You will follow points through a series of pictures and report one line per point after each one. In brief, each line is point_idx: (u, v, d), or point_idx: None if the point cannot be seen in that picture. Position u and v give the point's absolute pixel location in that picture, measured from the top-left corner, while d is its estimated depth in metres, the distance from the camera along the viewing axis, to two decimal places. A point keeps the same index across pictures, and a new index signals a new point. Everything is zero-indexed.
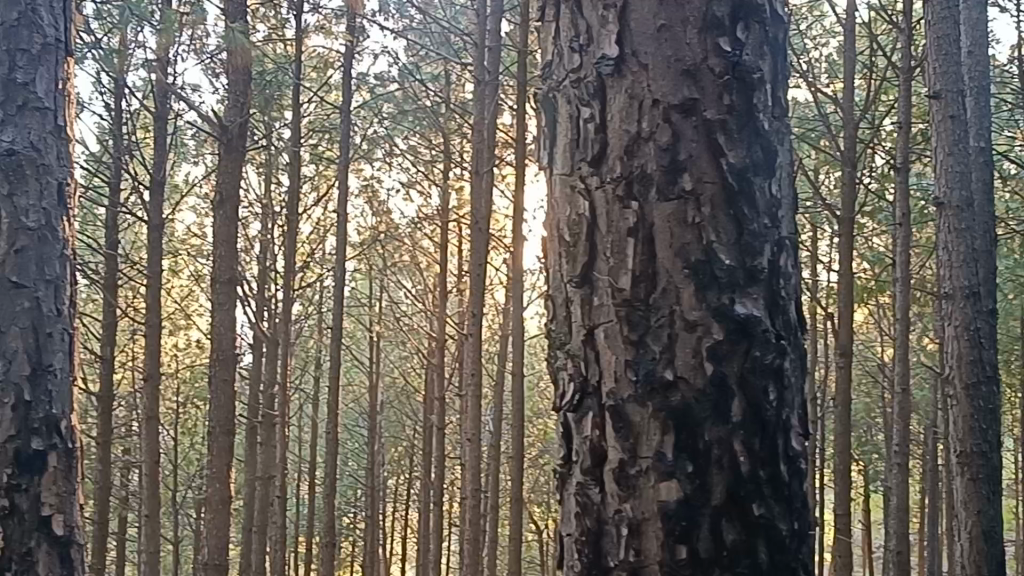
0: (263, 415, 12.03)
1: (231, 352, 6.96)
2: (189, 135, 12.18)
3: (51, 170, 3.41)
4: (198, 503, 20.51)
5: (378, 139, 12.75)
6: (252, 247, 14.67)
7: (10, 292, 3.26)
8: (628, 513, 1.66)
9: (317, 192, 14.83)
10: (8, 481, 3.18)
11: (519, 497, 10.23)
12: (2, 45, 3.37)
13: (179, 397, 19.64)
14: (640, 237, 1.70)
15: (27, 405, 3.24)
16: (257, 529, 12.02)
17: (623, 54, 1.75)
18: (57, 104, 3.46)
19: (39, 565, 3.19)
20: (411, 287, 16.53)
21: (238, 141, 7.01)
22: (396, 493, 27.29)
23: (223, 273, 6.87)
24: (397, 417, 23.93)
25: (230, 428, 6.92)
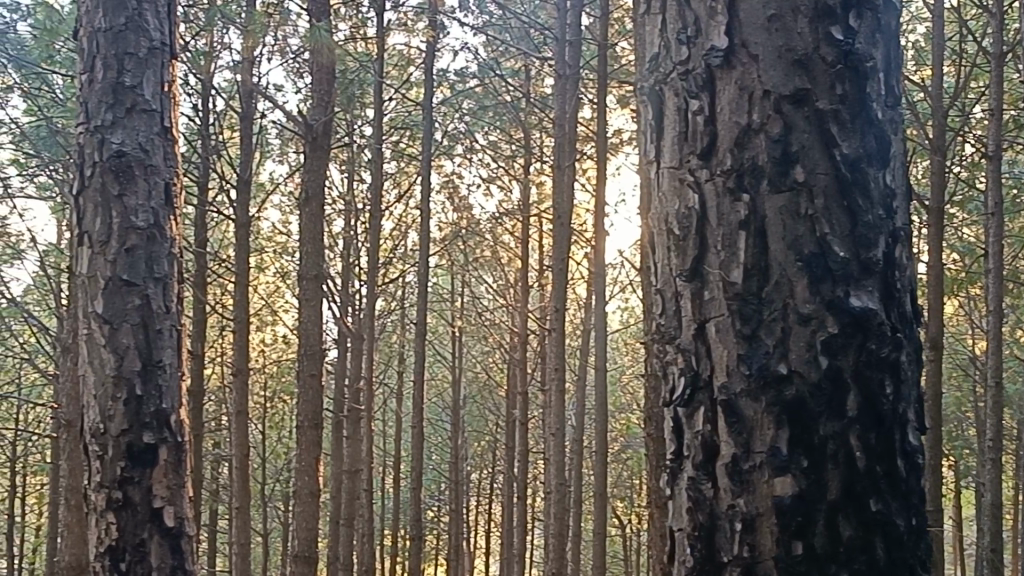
0: (349, 409, 12.16)
1: (319, 347, 7.07)
2: (274, 135, 12.40)
3: (158, 170, 3.47)
4: (286, 496, 20.87)
5: (459, 135, 12.82)
6: (337, 243, 14.88)
7: (122, 291, 3.35)
8: (742, 508, 1.65)
9: (399, 188, 14.96)
10: (121, 474, 3.28)
11: (604, 493, 10.16)
12: (110, 49, 3.44)
13: (267, 392, 19.98)
14: (752, 229, 1.70)
15: (138, 399, 3.32)
16: (344, 522, 12.15)
17: (732, 45, 1.75)
18: (163, 105, 3.52)
19: (152, 556, 3.27)
20: (492, 282, 16.58)
21: (325, 138, 7.13)
22: (480, 487, 27.43)
23: (309, 271, 6.98)
24: (480, 411, 24.05)
25: (319, 423, 7.03)
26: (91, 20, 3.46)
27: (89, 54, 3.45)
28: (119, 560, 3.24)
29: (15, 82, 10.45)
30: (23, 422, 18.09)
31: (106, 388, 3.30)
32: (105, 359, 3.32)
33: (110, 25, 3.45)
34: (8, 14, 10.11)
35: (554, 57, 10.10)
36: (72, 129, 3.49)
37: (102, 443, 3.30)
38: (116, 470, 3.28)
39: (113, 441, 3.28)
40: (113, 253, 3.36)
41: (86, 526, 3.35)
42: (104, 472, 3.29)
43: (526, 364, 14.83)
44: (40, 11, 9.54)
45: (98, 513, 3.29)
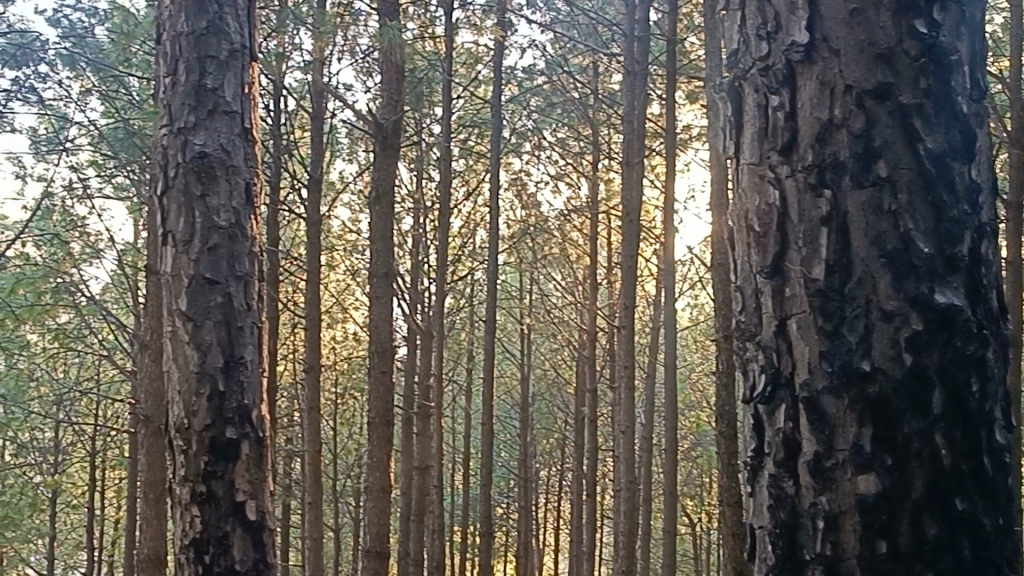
0: (419, 406, 12.23)
1: (389, 344, 7.14)
2: (344, 133, 12.53)
3: (239, 170, 3.52)
4: (357, 492, 21.06)
5: (527, 132, 12.84)
6: (406, 241, 14.99)
7: (205, 288, 3.41)
8: (824, 506, 1.65)
9: (468, 186, 15.03)
10: (205, 468, 3.34)
11: (673, 491, 10.10)
12: (192, 52, 3.50)
13: (338, 388, 20.20)
14: (834, 225, 1.69)
15: (221, 395, 3.38)
16: (415, 518, 12.22)
17: (814, 40, 1.74)
18: (243, 107, 3.58)
19: (235, 548, 3.31)
20: (561, 279, 16.57)
21: (395, 137, 7.20)
22: (549, 484, 27.43)
23: (380, 268, 7.06)
24: (549, 408, 24.04)
25: (390, 420, 7.08)
26: (174, 25, 3.53)
27: (172, 57, 3.52)
28: (203, 552, 3.29)
29: (92, 85, 10.69)
30: (102, 417, 18.51)
31: (190, 384, 3.37)
32: (190, 357, 3.39)
33: (192, 28, 3.52)
34: (86, 19, 10.34)
35: (623, 52, 10.05)
36: (157, 130, 3.56)
37: (186, 438, 3.37)
38: (200, 464, 3.34)
39: (196, 436, 3.34)
40: (196, 252, 3.43)
41: (172, 518, 3.41)
42: (188, 466, 3.35)
43: (595, 361, 14.79)
44: (117, 14, 9.75)
45: (183, 506, 3.35)
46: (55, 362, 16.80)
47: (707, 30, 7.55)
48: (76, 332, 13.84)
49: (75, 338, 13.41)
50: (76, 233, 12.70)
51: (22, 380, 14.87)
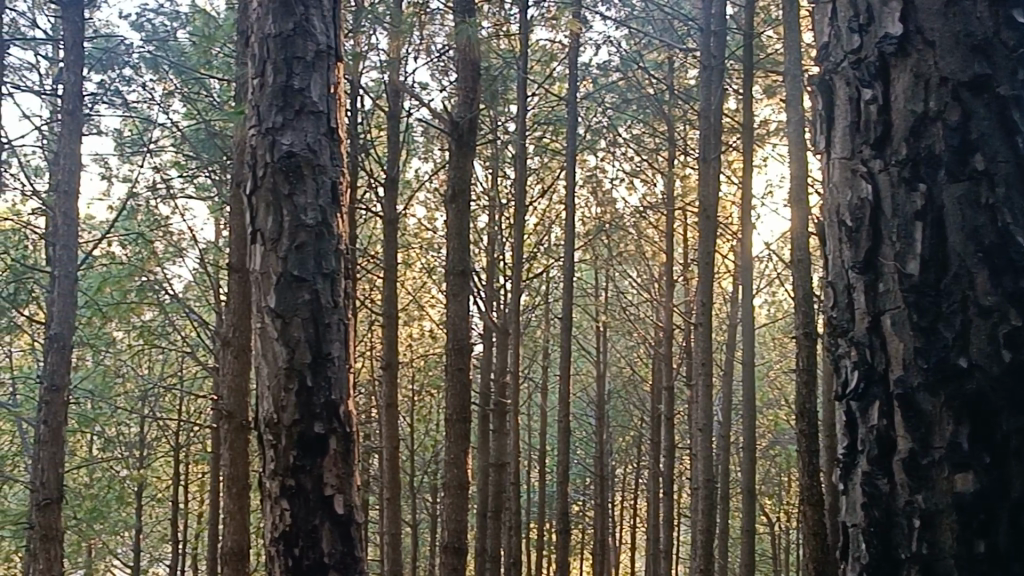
0: (495, 402, 12.27)
1: (466, 341, 7.18)
2: (420, 132, 12.63)
3: (325, 169, 3.53)
4: (434, 488, 21.20)
5: (602, 129, 12.81)
6: (482, 239, 15.06)
7: (293, 286, 3.41)
8: (920, 504, 1.62)
9: (543, 183, 15.05)
10: (293, 463, 3.32)
11: (751, 490, 9.99)
12: (280, 53, 3.53)
13: (415, 385, 20.38)
14: (929, 220, 1.66)
15: (309, 391, 3.36)
16: (491, 515, 12.26)
17: (908, 31, 1.72)
18: (330, 107, 3.59)
19: (323, 542, 3.29)
20: (637, 276, 16.50)
21: (470, 135, 7.23)
22: (625, 481, 27.31)
23: (456, 265, 7.10)
24: (625, 405, 23.95)
25: (467, 417, 7.10)
26: (262, 27, 3.58)
27: (260, 58, 3.56)
28: (292, 545, 3.28)
29: (174, 88, 10.91)
30: (186, 413, 18.93)
31: (279, 379, 3.37)
32: (279, 352, 3.39)
33: (278, 30, 3.55)
34: (167, 22, 10.57)
35: (699, 47, 9.96)
36: (245, 131, 3.59)
37: (276, 432, 3.35)
38: (289, 459, 3.33)
39: (284, 430, 3.33)
40: (284, 250, 3.43)
41: (264, 513, 3.41)
42: (278, 461, 3.34)
43: (671, 359, 14.70)
44: (199, 17, 9.94)
45: (273, 500, 3.35)
46: (140, 359, 17.20)
47: (785, 24, 7.46)
48: (160, 330, 14.15)
49: (160, 335, 13.71)
50: (160, 232, 12.99)
51: (109, 376, 15.27)
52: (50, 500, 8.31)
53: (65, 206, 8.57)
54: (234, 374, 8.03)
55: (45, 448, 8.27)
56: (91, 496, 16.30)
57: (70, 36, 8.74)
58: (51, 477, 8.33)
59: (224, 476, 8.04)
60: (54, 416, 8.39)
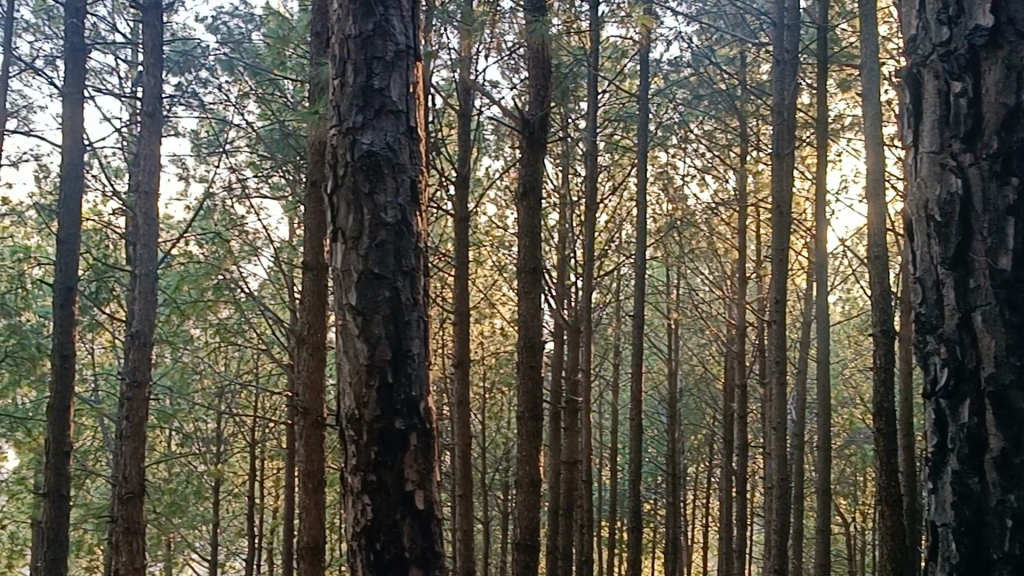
0: (566, 399, 12.26)
1: (538, 339, 7.19)
2: (490, 130, 12.67)
3: (405, 168, 3.55)
4: (505, 486, 21.23)
5: (673, 126, 12.73)
6: (553, 236, 15.06)
7: (373, 283, 3.43)
8: (1013, 504, 1.71)
9: (614, 180, 15.01)
10: (374, 458, 3.35)
11: (826, 490, 9.84)
12: (360, 54, 3.57)
13: (486, 382, 20.45)
14: (1021, 215, 1.78)
15: (390, 386, 3.38)
16: (563, 512, 12.24)
17: (999, 23, 1.84)
18: (409, 106, 3.62)
19: (404, 536, 3.31)
20: (709, 273, 16.37)
21: (542, 133, 7.25)
22: (696, 480, 27.10)
23: (527, 263, 7.13)
24: (697, 403, 23.79)
25: (538, 414, 7.10)
26: (342, 28, 3.63)
27: (341, 60, 3.61)
28: (373, 540, 3.30)
29: (249, 88, 11.10)
30: (261, 409, 19.20)
31: (360, 376, 3.40)
32: (360, 350, 3.42)
33: (359, 31, 3.59)
34: (242, 25, 10.76)
35: (772, 42, 9.85)
36: (325, 131, 3.65)
37: (357, 429, 3.39)
38: (370, 454, 3.36)
39: (366, 425, 3.36)
40: (365, 248, 3.46)
41: (345, 508, 3.44)
42: (359, 456, 3.37)
43: (744, 356, 14.56)
44: (273, 19, 10.10)
45: (355, 495, 3.37)
46: (217, 356, 17.50)
47: (860, 17, 7.34)
48: (236, 327, 14.37)
49: (235, 333, 13.93)
50: (236, 231, 13.20)
51: (187, 373, 15.57)
52: (132, 494, 8.48)
53: (145, 206, 8.77)
54: (309, 371, 8.11)
55: (127, 442, 8.45)
56: (170, 491, 16.63)
57: (149, 39, 8.93)
58: (133, 471, 8.51)
59: (299, 471, 8.13)
60: (136, 412, 8.56)
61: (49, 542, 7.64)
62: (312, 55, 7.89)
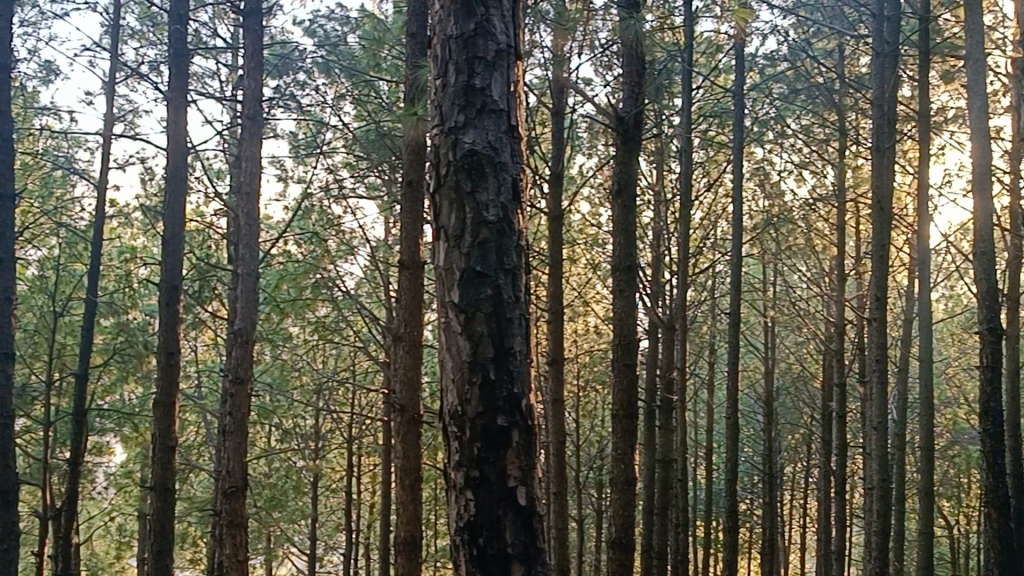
0: (662, 398, 12.17)
1: (633, 337, 7.16)
2: (584, 128, 12.66)
3: (506, 167, 3.57)
4: (600, 485, 21.16)
5: (769, 121, 12.56)
6: (647, 234, 14.96)
7: (475, 281, 3.46)
8: None
9: (709, 177, 14.86)
10: (477, 454, 3.37)
11: (930, 492, 9.60)
12: (463, 54, 3.60)
13: (581, 381, 20.41)
14: None
15: (492, 383, 3.41)
16: (658, 510, 12.16)
17: None
18: (511, 105, 3.63)
19: (507, 531, 3.32)
20: (807, 270, 16.09)
21: (636, 130, 7.24)
22: (794, 480, 26.65)
23: (623, 261, 7.11)
24: (795, 402, 23.41)
25: (634, 413, 7.07)
26: (445, 29, 3.67)
27: (443, 60, 3.65)
28: (477, 536, 3.33)
29: (345, 90, 11.27)
30: (358, 406, 19.43)
31: (463, 373, 3.43)
32: (463, 347, 3.46)
33: (460, 32, 3.63)
34: (339, 28, 10.92)
35: (872, 33, 9.65)
36: (428, 130, 3.69)
37: (461, 424, 3.43)
38: (473, 451, 3.38)
39: (470, 422, 3.39)
40: (467, 247, 3.49)
41: (449, 503, 3.48)
42: (462, 452, 3.41)
43: (844, 354, 14.29)
44: (368, 21, 10.23)
45: (458, 490, 3.40)
46: (315, 353, 17.76)
47: (965, 7, 7.14)
48: (334, 325, 14.60)
49: (333, 331, 14.15)
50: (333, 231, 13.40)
51: (286, 370, 15.87)
52: (236, 488, 8.68)
53: (247, 206, 8.96)
54: (406, 368, 8.19)
55: (231, 438, 8.64)
56: (271, 486, 16.98)
57: (249, 42, 9.13)
58: (237, 467, 8.69)
59: (397, 468, 8.21)
60: (238, 408, 8.75)
61: (156, 534, 7.86)
62: (408, 57, 7.98)
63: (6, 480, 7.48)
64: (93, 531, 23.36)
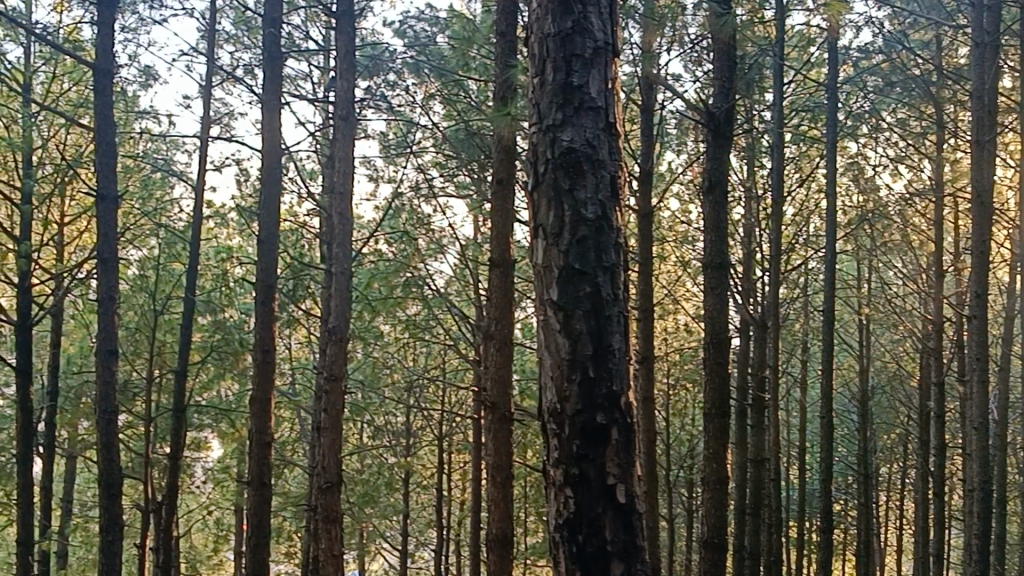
0: (753, 396, 12.01)
1: (725, 336, 7.07)
2: (674, 124, 12.58)
3: (604, 164, 3.55)
4: (691, 485, 20.99)
5: (864, 116, 12.33)
6: (738, 231, 14.78)
7: (575, 279, 3.46)
8: None
9: (802, 173, 14.62)
10: (576, 452, 3.38)
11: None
12: (560, 53, 3.61)
13: (671, 379, 20.26)
14: None
15: (590, 381, 3.40)
16: (750, 512, 12.01)
17: None
18: (608, 102, 3.62)
19: (606, 529, 3.31)
20: (903, 267, 15.73)
21: (726, 126, 7.16)
22: (891, 481, 26.09)
23: (714, 259, 7.04)
24: (890, 401, 22.91)
25: (725, 412, 6.98)
26: (542, 28, 3.69)
27: (541, 59, 3.67)
28: (575, 534, 3.33)
29: (435, 90, 11.35)
30: (448, 404, 19.56)
31: (561, 370, 3.44)
32: (561, 344, 3.47)
33: (558, 30, 3.64)
34: (428, 28, 11.00)
35: (971, 23, 9.40)
36: (525, 129, 3.71)
37: (559, 422, 3.44)
38: (572, 447, 3.38)
39: (568, 419, 3.40)
40: (565, 244, 3.50)
41: (548, 501, 3.49)
42: (561, 449, 3.42)
43: (942, 353, 13.95)
44: (457, 21, 10.29)
45: (557, 487, 3.42)
46: (406, 351, 17.93)
47: None
48: (424, 323, 14.71)
49: (423, 329, 14.25)
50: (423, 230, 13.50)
51: (377, 368, 16.06)
52: (331, 484, 8.80)
53: (340, 206, 9.08)
54: (497, 366, 8.21)
55: (326, 434, 8.76)
56: (363, 481, 17.19)
57: (342, 45, 9.25)
58: (331, 462, 8.80)
59: (488, 466, 8.24)
60: (333, 404, 8.87)
61: (253, 528, 8.00)
62: (498, 57, 8.01)
63: (111, 474, 7.69)
64: (193, 524, 23.94)
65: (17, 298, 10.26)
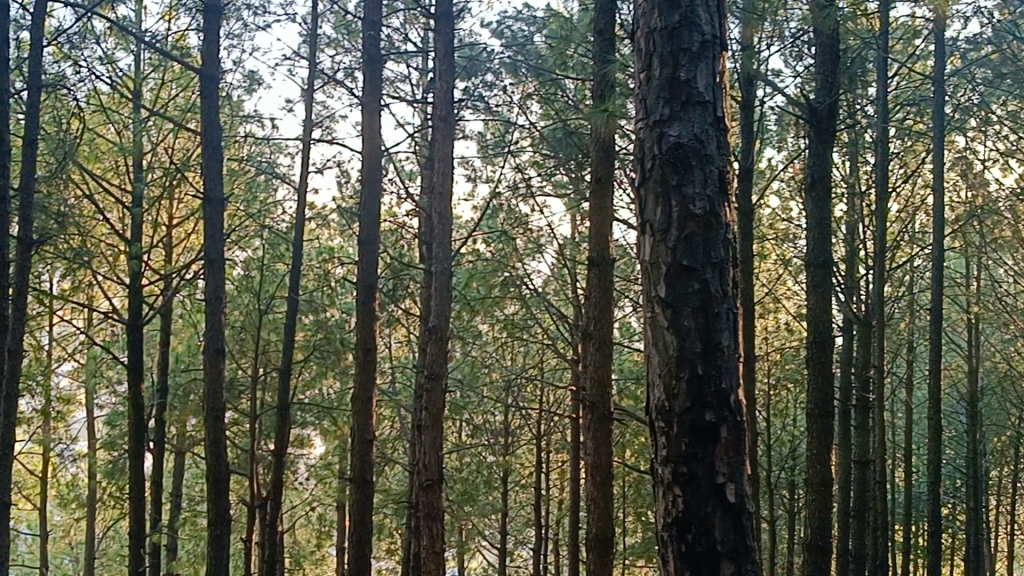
0: (857, 397, 11.75)
1: (828, 336, 6.92)
2: (774, 120, 12.37)
3: (713, 160, 3.51)
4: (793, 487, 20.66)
5: (972, 110, 11.96)
6: (842, 228, 14.46)
7: (683, 275, 3.43)
8: None
9: (907, 168, 14.25)
10: (686, 449, 3.34)
11: None
12: (668, 49, 3.58)
13: (771, 379, 19.95)
14: None
15: (699, 378, 3.37)
16: (854, 516, 11.74)
17: None
18: (717, 97, 3.57)
19: (716, 528, 3.26)
20: (1014, 265, 15.22)
21: (829, 121, 7.02)
22: (1002, 486, 25.27)
23: (818, 257, 6.89)
24: (1002, 403, 22.19)
25: (830, 413, 6.82)
26: (649, 22, 3.66)
27: (648, 54, 3.65)
28: (685, 532, 3.30)
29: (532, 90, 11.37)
30: (546, 403, 19.53)
31: (669, 367, 3.42)
32: (669, 341, 3.44)
33: (665, 24, 3.61)
34: (526, 28, 11.01)
35: None
36: (632, 125, 3.69)
37: (668, 420, 3.41)
38: (682, 446, 3.35)
39: (678, 416, 3.37)
40: (673, 240, 3.47)
41: (657, 499, 3.47)
42: (670, 447, 3.39)
43: None
44: (554, 21, 10.28)
45: (666, 486, 3.39)
46: (504, 351, 17.96)
47: None
48: (522, 322, 14.73)
49: (521, 328, 14.26)
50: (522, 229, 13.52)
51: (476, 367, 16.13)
52: (432, 481, 8.84)
53: (440, 206, 9.14)
54: (597, 363, 8.17)
55: (427, 432, 8.81)
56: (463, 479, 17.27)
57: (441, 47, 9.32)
58: (433, 460, 8.85)
59: (588, 465, 8.20)
60: (434, 402, 8.92)
61: (355, 524, 8.08)
62: (595, 55, 7.95)
63: (218, 469, 7.86)
64: (298, 520, 24.35)
65: (129, 298, 10.57)
